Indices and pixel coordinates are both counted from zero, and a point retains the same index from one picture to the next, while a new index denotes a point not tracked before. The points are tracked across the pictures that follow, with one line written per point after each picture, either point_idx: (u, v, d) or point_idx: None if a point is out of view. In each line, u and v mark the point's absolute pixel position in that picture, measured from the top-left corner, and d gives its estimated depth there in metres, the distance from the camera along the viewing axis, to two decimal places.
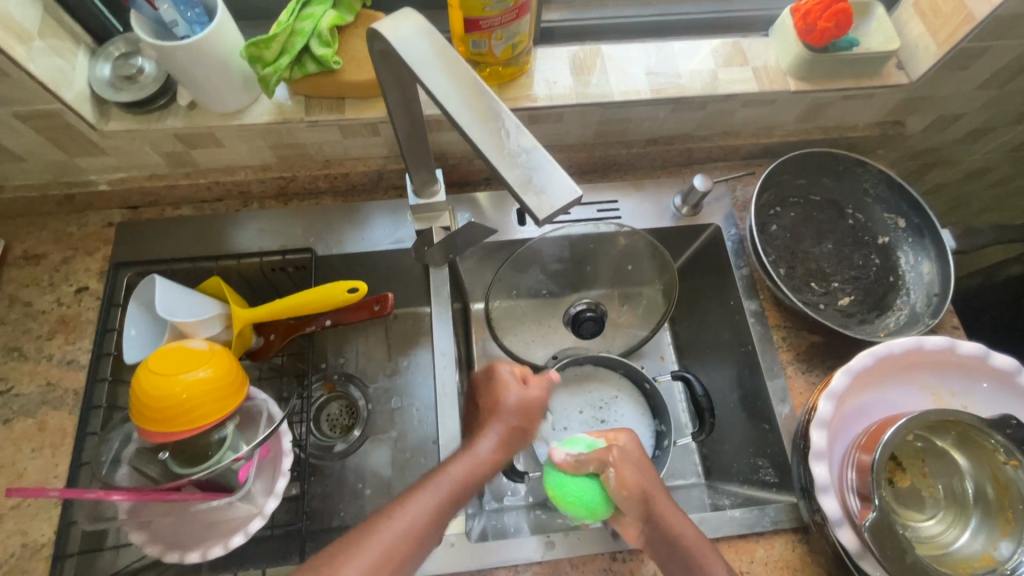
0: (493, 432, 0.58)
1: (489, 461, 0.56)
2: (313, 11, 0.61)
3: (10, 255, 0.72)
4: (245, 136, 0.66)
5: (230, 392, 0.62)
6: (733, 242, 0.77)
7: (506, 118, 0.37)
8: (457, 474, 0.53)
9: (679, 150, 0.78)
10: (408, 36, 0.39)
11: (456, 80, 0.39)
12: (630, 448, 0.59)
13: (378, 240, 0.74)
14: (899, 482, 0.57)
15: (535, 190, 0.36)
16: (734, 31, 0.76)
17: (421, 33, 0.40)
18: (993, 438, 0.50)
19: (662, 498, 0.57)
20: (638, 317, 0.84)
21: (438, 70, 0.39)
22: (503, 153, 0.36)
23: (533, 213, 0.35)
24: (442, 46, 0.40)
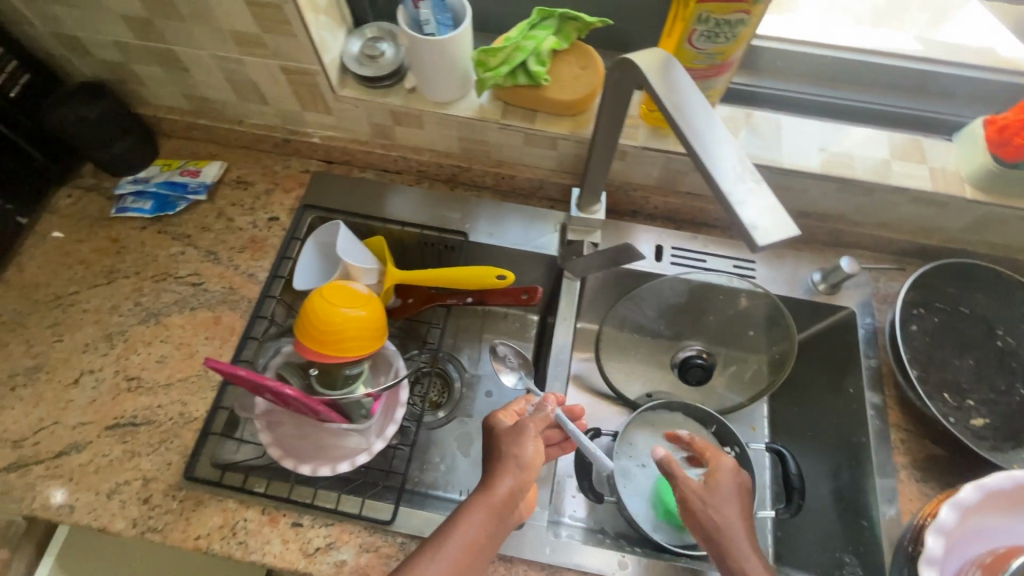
0: (505, 474, 0.58)
1: (503, 504, 0.57)
2: (538, 33, 0.69)
3: (226, 176, 0.85)
4: (445, 124, 0.76)
5: (376, 331, 0.70)
6: (866, 331, 0.76)
7: (738, 155, 0.40)
8: (469, 526, 0.55)
9: (830, 229, 0.79)
10: (657, 66, 0.44)
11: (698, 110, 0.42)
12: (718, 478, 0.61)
13: (523, 239, 0.80)
14: None
15: (759, 224, 0.36)
16: (915, 129, 0.77)
17: (644, 68, 0.44)
18: None
19: (738, 536, 0.57)
20: (737, 382, 0.85)
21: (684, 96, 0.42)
22: (731, 178, 0.38)
23: (758, 242, 0.35)
24: (680, 76, 0.44)
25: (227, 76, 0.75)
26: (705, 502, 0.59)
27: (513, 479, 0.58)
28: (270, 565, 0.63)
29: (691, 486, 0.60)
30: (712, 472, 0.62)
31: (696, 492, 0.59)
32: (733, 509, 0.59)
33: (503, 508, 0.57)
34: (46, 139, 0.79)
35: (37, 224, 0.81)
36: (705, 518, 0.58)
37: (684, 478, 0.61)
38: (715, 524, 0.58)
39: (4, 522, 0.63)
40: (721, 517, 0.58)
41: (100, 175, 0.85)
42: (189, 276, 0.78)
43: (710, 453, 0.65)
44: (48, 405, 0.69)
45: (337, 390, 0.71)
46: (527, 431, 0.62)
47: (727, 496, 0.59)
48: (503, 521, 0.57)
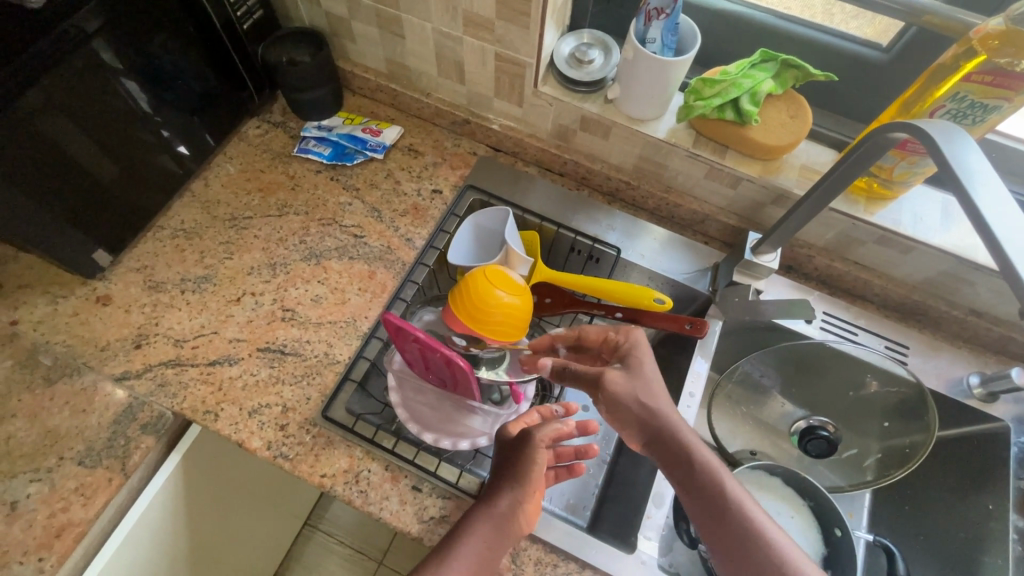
0: (503, 487, 0.59)
1: (505, 514, 0.58)
2: (756, 74, 0.69)
3: (399, 142, 0.89)
4: (631, 140, 0.77)
5: (524, 320, 0.71)
6: (1018, 450, 0.72)
7: None
8: (475, 533, 0.57)
9: (1001, 334, 0.74)
10: (957, 148, 0.43)
11: (997, 194, 0.40)
12: (635, 360, 0.60)
13: (673, 269, 0.81)
14: None
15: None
16: None
17: (936, 142, 0.44)
18: None
19: (672, 420, 0.56)
20: (847, 464, 0.83)
21: (980, 182, 0.41)
22: None
23: None
24: (975, 157, 0.42)
25: (436, 50, 0.78)
26: (633, 389, 0.57)
27: (512, 493, 0.59)
28: (384, 520, 0.64)
29: (627, 376, 0.58)
30: (631, 354, 0.60)
31: (628, 378, 0.58)
32: (659, 387, 0.58)
33: (504, 523, 0.58)
34: (256, 72, 0.85)
35: (226, 147, 0.87)
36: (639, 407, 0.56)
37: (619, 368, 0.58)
38: (650, 416, 0.56)
39: (156, 412, 0.68)
40: (652, 402, 0.56)
41: (288, 115, 0.90)
42: (352, 227, 0.81)
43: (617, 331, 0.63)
44: (210, 315, 0.74)
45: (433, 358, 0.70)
46: (532, 437, 0.61)
47: (638, 375, 0.58)
48: (504, 535, 0.58)
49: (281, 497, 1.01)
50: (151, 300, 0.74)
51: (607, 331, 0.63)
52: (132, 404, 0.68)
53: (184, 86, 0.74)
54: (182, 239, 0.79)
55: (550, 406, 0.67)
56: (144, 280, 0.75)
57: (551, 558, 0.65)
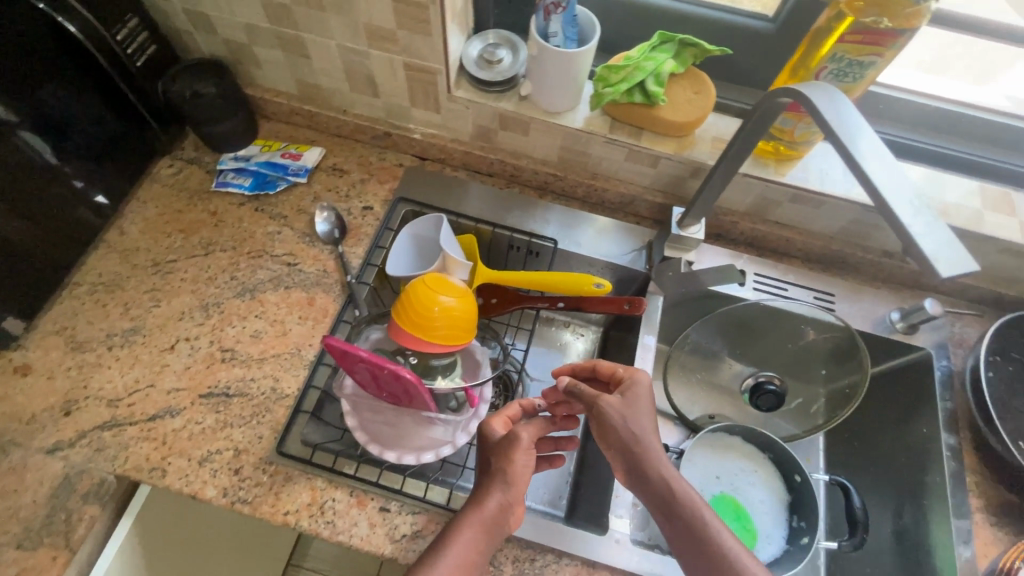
0: (490, 489, 0.58)
1: (493, 516, 0.57)
2: (657, 55, 0.71)
3: (323, 162, 0.88)
4: (551, 133, 0.78)
5: (470, 324, 0.72)
6: (942, 373, 0.78)
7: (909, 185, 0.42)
8: (462, 536, 0.56)
9: (911, 270, 0.81)
10: (830, 104, 0.46)
11: (867, 143, 0.44)
12: (636, 394, 0.58)
13: (611, 252, 0.83)
14: None
15: (941, 260, 0.38)
16: (1004, 182, 0.79)
17: (812, 99, 0.47)
18: None
19: (659, 458, 0.55)
20: (793, 412, 0.87)
21: (852, 133, 0.44)
22: (908, 209, 0.40)
23: (940, 272, 0.38)
24: (849, 112, 0.46)
25: (345, 66, 0.77)
26: (626, 419, 0.56)
27: (500, 495, 0.58)
28: (355, 547, 0.63)
29: (625, 413, 0.57)
30: (633, 388, 0.59)
31: (625, 417, 0.56)
32: (651, 423, 0.57)
33: (492, 525, 0.57)
34: (160, 109, 0.81)
35: (138, 191, 0.83)
36: (635, 448, 0.55)
37: (616, 401, 0.57)
38: (638, 449, 0.55)
39: (98, 479, 0.64)
40: (643, 438, 0.56)
41: (202, 149, 0.87)
42: (285, 256, 0.79)
43: (626, 366, 0.63)
44: (144, 368, 0.70)
45: (317, 228, 0.81)
46: (518, 441, 0.60)
47: (638, 414, 0.57)
48: (491, 537, 0.57)
49: (251, 543, 0.97)
50: (76, 362, 0.70)
51: (616, 366, 0.63)
52: (68, 475, 0.64)
53: (80, 134, 0.70)
54: (102, 293, 0.75)
55: (531, 400, 0.68)
56: (66, 342, 0.71)
57: (528, 553, 0.65)
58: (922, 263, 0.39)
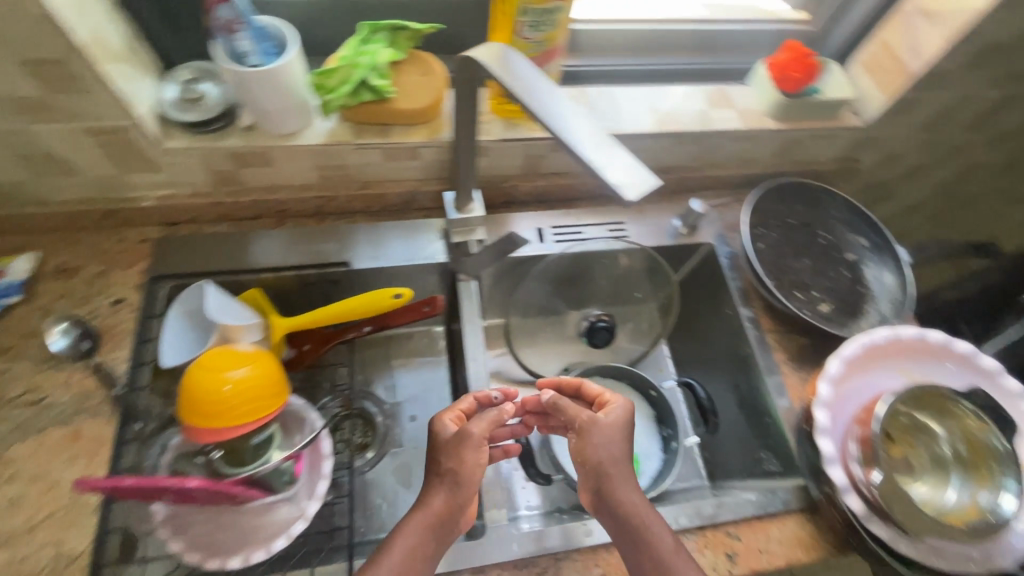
0: (444, 485, 0.57)
1: (434, 516, 0.56)
2: (372, 48, 0.68)
3: (43, 269, 0.72)
4: (296, 157, 0.72)
5: (274, 387, 0.65)
6: (727, 259, 0.88)
7: (591, 126, 0.45)
8: (400, 541, 0.54)
9: (676, 178, 0.89)
10: (506, 64, 0.48)
11: (547, 97, 0.47)
12: (615, 415, 0.62)
13: (409, 254, 0.78)
14: (893, 451, 0.63)
15: (627, 182, 0.42)
16: (719, 79, 0.88)
17: (491, 63, 0.48)
18: (962, 405, 0.60)
19: (625, 486, 0.58)
20: (632, 334, 0.93)
21: (532, 89, 0.47)
22: (594, 148, 0.44)
23: (630, 195, 0.41)
24: (526, 68, 0.48)
25: (12, 153, 0.63)
26: (598, 438, 0.60)
27: (447, 492, 0.57)
28: None
29: (607, 435, 0.60)
30: (609, 411, 0.62)
31: (618, 444, 0.60)
32: (623, 448, 0.60)
33: (442, 522, 0.56)
34: None
35: None
36: (609, 475, 0.59)
37: (603, 421, 0.61)
38: (603, 473, 0.58)
39: None
40: (615, 464, 0.59)
41: None
42: (25, 395, 0.65)
43: (610, 390, 0.66)
44: None
45: (53, 346, 0.66)
46: (469, 437, 0.59)
47: (615, 440, 0.60)
48: (439, 538, 0.56)
49: None
50: None
51: (602, 391, 0.66)
52: None
53: None
54: None
55: (488, 391, 0.66)
56: None
57: None
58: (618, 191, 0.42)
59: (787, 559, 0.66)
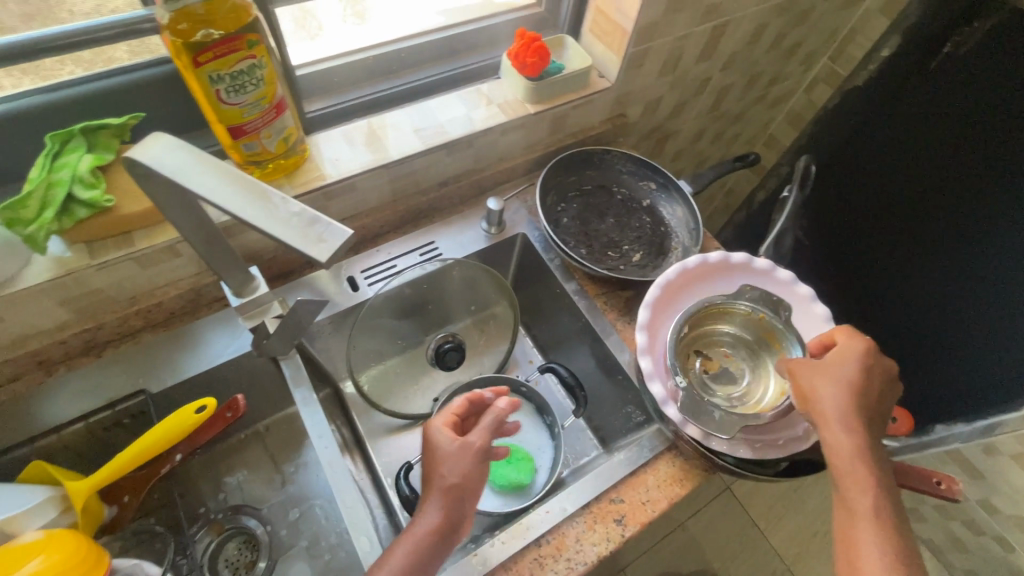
0: (431, 501, 0.57)
1: (429, 529, 0.56)
2: (67, 159, 0.61)
3: None
4: (27, 302, 0.62)
5: (82, 566, 0.55)
6: (540, 241, 0.91)
7: (272, 192, 0.41)
8: (396, 558, 0.54)
9: (468, 183, 0.91)
10: (163, 151, 0.42)
11: (220, 176, 0.42)
12: (842, 380, 0.58)
13: (218, 353, 0.73)
14: (711, 369, 0.71)
15: (313, 240, 0.39)
16: (475, 79, 0.90)
17: (141, 154, 0.42)
18: (745, 304, 0.69)
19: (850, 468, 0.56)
20: (494, 335, 0.95)
21: (200, 172, 0.42)
22: (277, 220, 0.40)
23: (321, 259, 0.38)
24: (191, 148, 0.43)
25: None
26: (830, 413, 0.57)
27: (433, 505, 0.57)
28: None
29: (454, 464, 0.59)
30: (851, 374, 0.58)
31: (469, 466, 0.59)
32: (847, 424, 0.56)
33: (440, 535, 0.56)
34: None
35: None
36: (816, 419, 0.57)
37: (456, 447, 0.60)
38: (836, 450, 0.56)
39: None
40: (846, 443, 0.56)
41: None
42: None
43: (846, 336, 0.62)
44: None
45: None
46: (473, 449, 0.60)
47: (831, 382, 0.58)
48: (432, 557, 0.56)
49: None
50: None
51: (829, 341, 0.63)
52: None
53: None
54: None
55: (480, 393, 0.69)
56: None
57: None
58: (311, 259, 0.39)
59: (667, 499, 0.70)
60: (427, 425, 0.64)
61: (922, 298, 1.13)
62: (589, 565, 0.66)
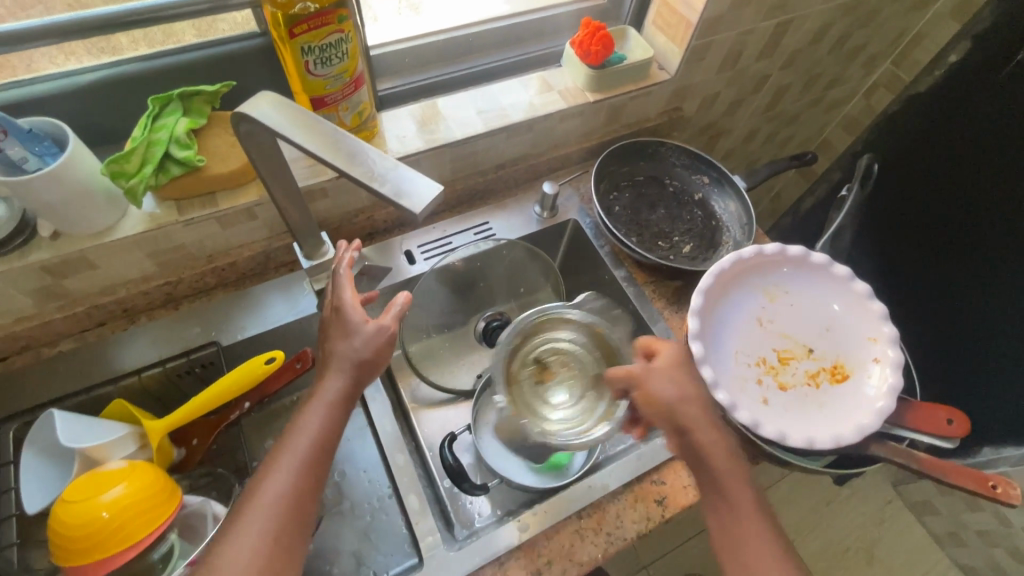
0: (337, 369, 0.56)
1: (342, 398, 0.56)
2: (165, 121, 0.66)
3: None
4: (121, 251, 0.67)
5: (160, 495, 0.60)
6: (591, 228, 0.92)
7: (368, 149, 0.44)
8: (308, 425, 0.54)
9: (524, 168, 0.93)
10: (270, 109, 0.46)
11: (320, 134, 0.45)
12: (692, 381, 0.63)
13: (283, 313, 0.78)
14: (541, 380, 0.75)
15: (405, 193, 0.42)
16: (536, 67, 0.93)
17: (251, 110, 0.46)
18: (573, 334, 0.77)
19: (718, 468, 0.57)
20: None
21: (302, 129, 0.45)
22: (373, 174, 0.42)
23: (414, 210, 0.41)
24: (296, 109, 0.47)
25: None
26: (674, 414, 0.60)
27: (339, 372, 0.56)
28: None
29: (366, 343, 0.57)
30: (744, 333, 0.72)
31: (380, 338, 0.58)
32: (703, 423, 0.59)
33: (343, 402, 0.56)
34: None
35: None
36: (688, 422, 0.59)
37: (369, 329, 0.57)
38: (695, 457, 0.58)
39: None
40: (709, 443, 0.58)
41: None
42: None
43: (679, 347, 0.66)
44: None
45: None
46: (375, 328, 0.58)
47: (676, 388, 0.62)
48: (340, 425, 0.55)
49: None
50: None
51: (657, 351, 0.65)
52: None
53: None
54: None
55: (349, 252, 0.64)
56: None
57: None
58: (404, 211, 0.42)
59: None
60: (334, 304, 0.60)
61: (971, 310, 1.06)
62: (628, 541, 0.67)
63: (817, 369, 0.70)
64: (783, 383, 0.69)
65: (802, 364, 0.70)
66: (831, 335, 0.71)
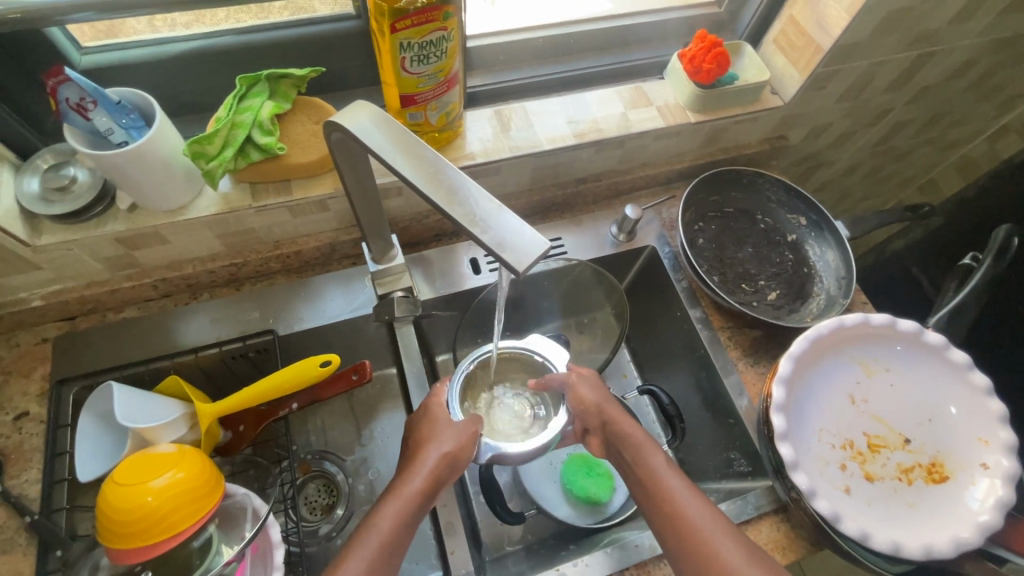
0: (421, 467, 0.56)
1: (420, 490, 0.55)
2: (251, 103, 0.63)
3: None
4: (193, 230, 0.66)
5: (204, 486, 0.59)
6: (669, 259, 0.86)
7: (470, 187, 0.40)
8: (384, 522, 0.52)
9: (606, 184, 0.87)
10: (368, 125, 0.43)
11: (417, 160, 0.41)
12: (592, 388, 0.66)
13: (341, 309, 0.75)
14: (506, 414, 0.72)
15: (508, 244, 0.37)
16: (634, 76, 0.85)
17: (347, 125, 0.42)
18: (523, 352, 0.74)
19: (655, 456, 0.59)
20: (598, 341, 0.89)
21: (399, 151, 0.42)
22: (473, 218, 0.38)
23: (514, 269, 0.36)
24: (394, 126, 0.43)
25: None
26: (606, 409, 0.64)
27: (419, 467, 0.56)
28: None
29: (451, 437, 0.59)
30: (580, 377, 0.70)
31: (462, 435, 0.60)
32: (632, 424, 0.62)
33: (425, 493, 0.55)
34: None
35: None
36: (611, 418, 0.63)
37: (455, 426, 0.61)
38: (635, 449, 0.60)
39: None
40: (636, 436, 0.61)
41: None
42: None
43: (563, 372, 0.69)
44: None
45: None
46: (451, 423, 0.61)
47: (600, 392, 0.66)
48: (416, 517, 0.54)
49: None
50: None
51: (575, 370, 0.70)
52: None
53: None
54: None
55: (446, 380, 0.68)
56: None
57: None
58: (502, 266, 0.37)
59: None
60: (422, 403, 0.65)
61: None
62: None
63: (912, 463, 0.62)
64: (869, 472, 0.62)
65: (894, 455, 0.63)
66: (932, 427, 0.63)
